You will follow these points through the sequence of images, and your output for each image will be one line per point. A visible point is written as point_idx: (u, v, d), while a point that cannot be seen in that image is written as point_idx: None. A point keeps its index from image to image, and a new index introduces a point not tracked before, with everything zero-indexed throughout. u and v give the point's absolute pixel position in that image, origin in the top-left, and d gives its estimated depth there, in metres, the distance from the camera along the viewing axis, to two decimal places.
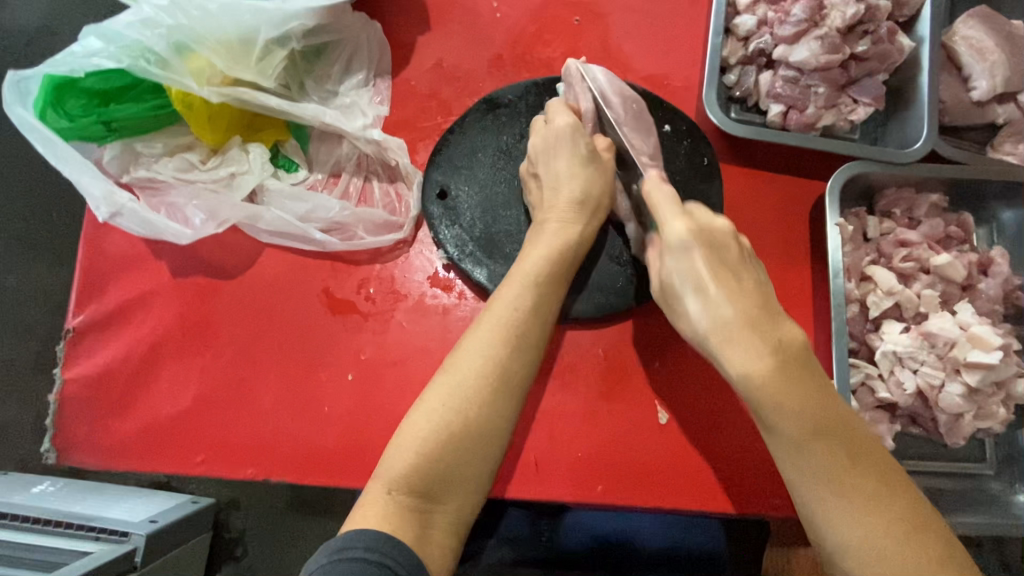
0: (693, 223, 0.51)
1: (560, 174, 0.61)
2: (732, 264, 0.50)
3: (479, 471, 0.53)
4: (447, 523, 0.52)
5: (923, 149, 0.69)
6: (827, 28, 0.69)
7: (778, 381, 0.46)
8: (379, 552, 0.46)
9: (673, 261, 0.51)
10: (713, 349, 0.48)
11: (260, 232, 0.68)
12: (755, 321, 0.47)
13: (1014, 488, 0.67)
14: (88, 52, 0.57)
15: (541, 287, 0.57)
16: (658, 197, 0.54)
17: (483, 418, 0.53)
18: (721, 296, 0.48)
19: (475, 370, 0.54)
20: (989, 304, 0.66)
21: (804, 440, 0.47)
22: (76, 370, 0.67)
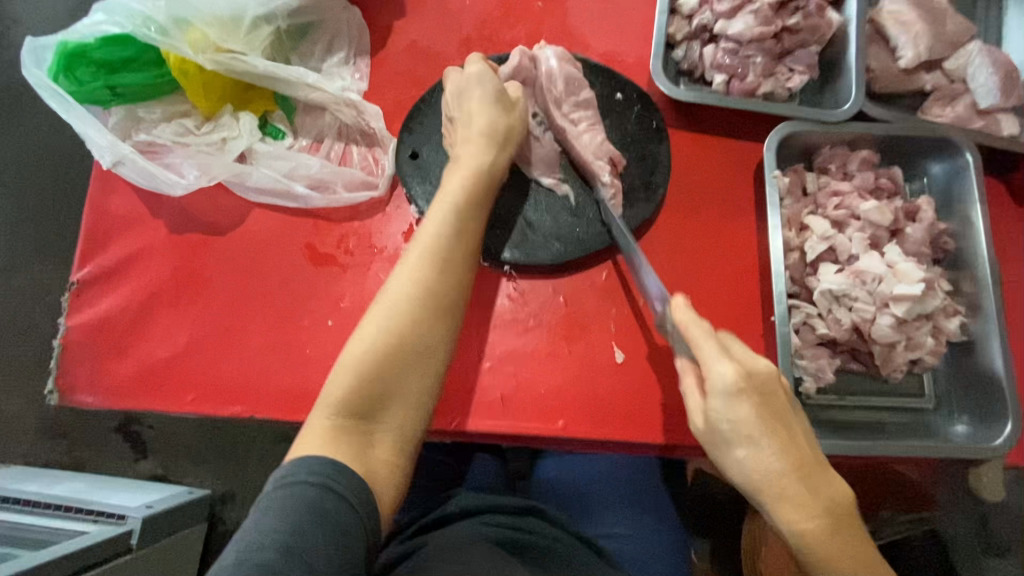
0: (742, 368, 0.52)
1: (472, 110, 0.69)
2: (780, 413, 0.53)
3: (418, 392, 0.59)
4: (388, 441, 0.57)
5: (852, 109, 0.75)
6: (760, 3, 0.77)
7: (829, 543, 0.51)
8: (322, 476, 0.50)
9: (722, 415, 0.53)
10: (764, 506, 0.53)
11: (248, 191, 0.75)
12: (806, 479, 0.52)
13: (952, 419, 0.72)
14: (96, 22, 0.66)
15: (462, 219, 0.64)
16: (695, 331, 0.56)
17: (413, 335, 0.59)
18: (774, 454, 0.52)
19: (406, 294, 0.60)
20: (916, 246, 0.72)
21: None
22: (79, 318, 0.73)
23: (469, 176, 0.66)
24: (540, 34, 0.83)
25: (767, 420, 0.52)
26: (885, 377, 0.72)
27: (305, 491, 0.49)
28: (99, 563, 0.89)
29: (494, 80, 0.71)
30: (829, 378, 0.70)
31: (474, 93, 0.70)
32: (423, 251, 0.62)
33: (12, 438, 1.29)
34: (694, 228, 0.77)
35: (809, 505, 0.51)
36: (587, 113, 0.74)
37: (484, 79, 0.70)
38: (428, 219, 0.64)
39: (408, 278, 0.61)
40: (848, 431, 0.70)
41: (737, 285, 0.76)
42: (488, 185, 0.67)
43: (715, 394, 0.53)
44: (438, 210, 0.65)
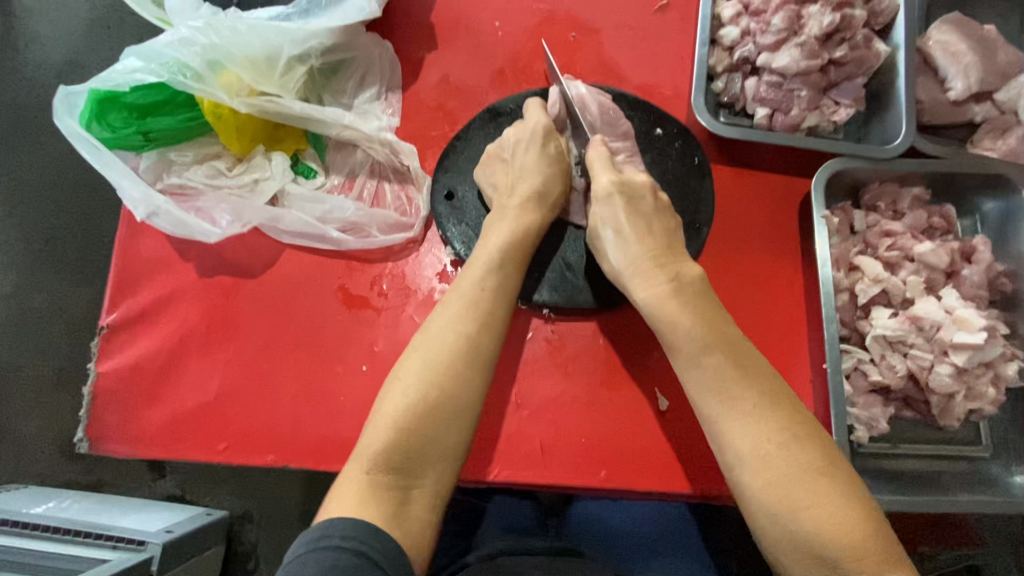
0: (618, 179, 0.66)
1: (526, 164, 0.68)
2: (645, 212, 0.66)
3: (455, 449, 0.57)
4: (424, 498, 0.55)
5: (903, 144, 0.73)
6: (805, 36, 0.74)
7: (672, 300, 0.61)
8: (355, 540, 0.49)
9: (601, 215, 0.66)
10: (626, 280, 0.64)
11: (281, 234, 0.73)
12: (656, 258, 0.63)
13: (1011, 469, 0.69)
14: (130, 69, 0.64)
15: (504, 270, 0.64)
16: (596, 160, 0.68)
17: (454, 391, 0.57)
18: (632, 237, 0.64)
19: (447, 346, 0.59)
20: (974, 289, 0.69)
21: (696, 349, 0.58)
22: (108, 364, 0.71)
23: (515, 229, 0.65)
24: (575, 66, 0.81)
25: (631, 213, 0.65)
26: (940, 425, 0.69)
27: (338, 558, 0.47)
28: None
29: (552, 133, 0.70)
30: (883, 428, 0.68)
31: (529, 147, 0.69)
32: (462, 302, 0.62)
33: (28, 460, 1.27)
34: (739, 268, 0.75)
35: (656, 273, 0.63)
36: (627, 143, 0.72)
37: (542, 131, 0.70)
38: (468, 271, 0.64)
39: (448, 329, 0.60)
40: (902, 483, 0.67)
41: (784, 328, 0.73)
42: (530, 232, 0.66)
43: (597, 200, 0.67)
44: (477, 256, 0.65)
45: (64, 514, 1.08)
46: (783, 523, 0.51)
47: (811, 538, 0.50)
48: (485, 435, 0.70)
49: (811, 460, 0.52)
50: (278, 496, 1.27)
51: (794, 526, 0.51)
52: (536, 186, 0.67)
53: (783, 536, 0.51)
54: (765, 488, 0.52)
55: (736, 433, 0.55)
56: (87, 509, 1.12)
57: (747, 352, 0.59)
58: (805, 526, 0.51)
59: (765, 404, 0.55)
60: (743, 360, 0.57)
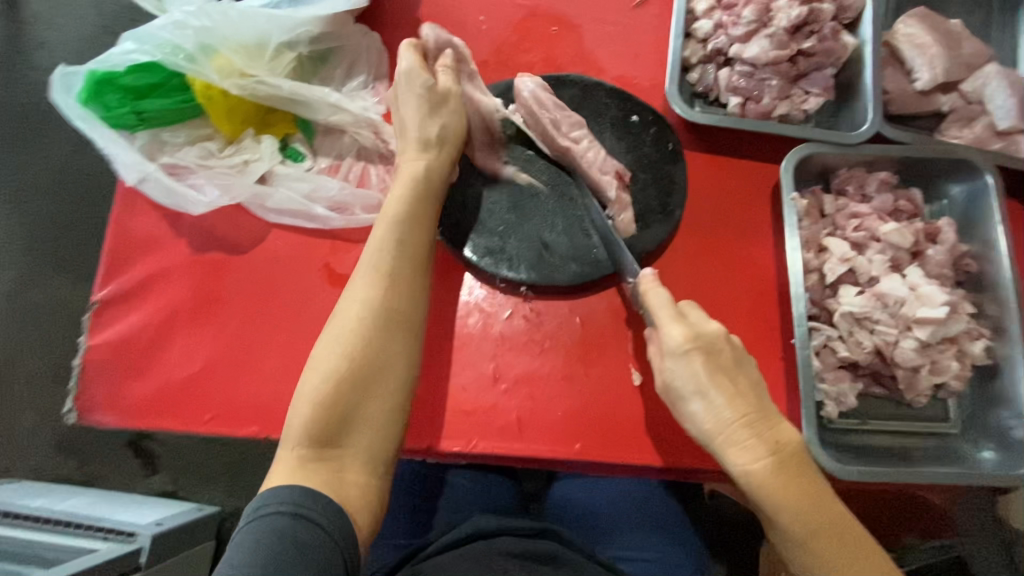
0: (691, 332, 0.60)
1: (409, 123, 0.70)
2: (727, 368, 0.60)
3: (380, 408, 0.59)
4: (357, 464, 0.57)
5: (869, 131, 0.75)
6: (775, 27, 0.77)
7: (774, 484, 0.56)
8: (293, 505, 0.52)
9: (674, 367, 0.60)
10: (716, 451, 0.59)
11: (268, 212, 0.75)
12: (750, 423, 0.58)
13: (979, 445, 0.70)
14: (125, 51, 0.69)
15: (407, 233, 0.65)
16: (656, 301, 0.63)
17: (367, 357, 0.59)
18: (722, 402, 0.58)
19: (351, 315, 0.61)
20: (938, 268, 0.71)
21: (798, 538, 0.56)
22: (99, 337, 0.73)
23: (426, 204, 0.68)
24: (556, 58, 0.85)
25: (712, 371, 0.59)
26: (908, 401, 0.71)
27: (278, 523, 0.51)
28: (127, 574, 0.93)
29: (427, 86, 0.70)
30: (851, 403, 0.69)
31: (407, 89, 0.71)
32: (369, 274, 0.63)
33: (21, 453, 1.29)
34: (712, 249, 0.77)
35: (751, 444, 0.57)
36: (584, 130, 0.73)
37: (415, 74, 0.70)
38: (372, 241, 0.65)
39: (362, 299, 0.61)
40: (872, 458, 0.69)
41: (754, 307, 0.75)
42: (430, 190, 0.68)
43: (669, 356, 0.61)
44: (387, 226, 0.65)
45: (56, 506, 1.09)
46: None
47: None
48: (464, 408, 0.71)
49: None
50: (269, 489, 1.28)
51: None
52: (416, 133, 0.70)
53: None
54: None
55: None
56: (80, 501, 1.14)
57: (835, 517, 0.57)
58: None
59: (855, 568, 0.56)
60: (836, 533, 0.56)
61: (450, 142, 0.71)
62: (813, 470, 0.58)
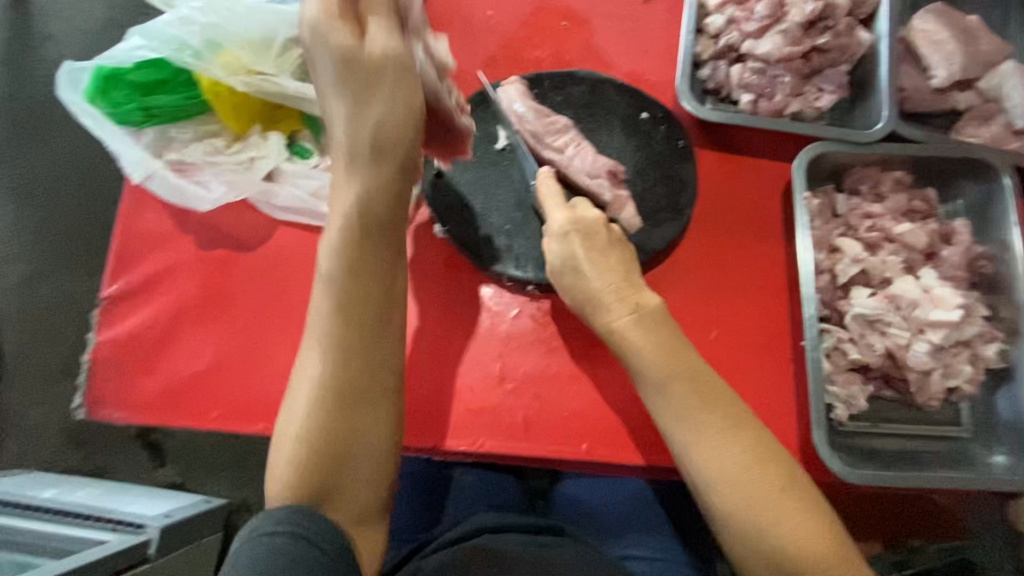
0: (571, 216, 0.69)
1: (340, 114, 0.62)
2: (602, 244, 0.68)
3: (365, 471, 0.60)
4: (350, 515, 0.59)
5: (884, 129, 0.74)
6: (788, 23, 0.76)
7: (638, 331, 0.64)
8: (291, 525, 0.53)
9: (557, 245, 0.68)
10: (592, 316, 0.67)
11: (275, 210, 0.75)
12: (620, 291, 0.66)
13: (991, 450, 0.69)
14: (134, 48, 0.68)
15: (359, 282, 0.62)
16: (546, 193, 0.71)
17: (332, 426, 0.59)
18: (591, 270, 0.66)
19: (308, 385, 0.60)
20: (953, 269, 0.70)
21: (663, 379, 0.62)
22: (107, 333, 0.74)
23: (388, 246, 0.64)
24: (565, 54, 0.84)
25: (589, 249, 0.67)
26: (919, 404, 0.70)
27: (274, 543, 0.51)
28: (129, 568, 0.92)
29: (353, 57, 0.59)
30: (862, 405, 0.69)
31: (329, 73, 0.60)
32: (319, 338, 0.61)
33: (31, 446, 1.30)
34: (721, 249, 0.76)
35: (622, 305, 0.65)
36: (570, 136, 0.74)
37: (337, 53, 0.59)
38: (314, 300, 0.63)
39: (311, 374, 0.60)
40: (880, 460, 0.68)
41: (764, 308, 0.75)
42: (371, 225, 0.62)
43: (552, 237, 0.69)
44: (324, 288, 0.62)
45: (68, 497, 1.10)
46: (768, 556, 0.55)
47: (793, 557, 0.54)
48: (471, 407, 0.71)
49: (774, 479, 0.57)
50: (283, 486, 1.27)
51: (765, 541, 0.55)
52: (347, 135, 0.62)
53: (769, 563, 0.55)
54: (740, 523, 0.56)
55: (705, 488, 0.58)
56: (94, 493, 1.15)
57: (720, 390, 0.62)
58: (782, 546, 0.54)
59: (733, 430, 0.59)
60: (708, 384, 0.61)
61: (389, 137, 0.61)
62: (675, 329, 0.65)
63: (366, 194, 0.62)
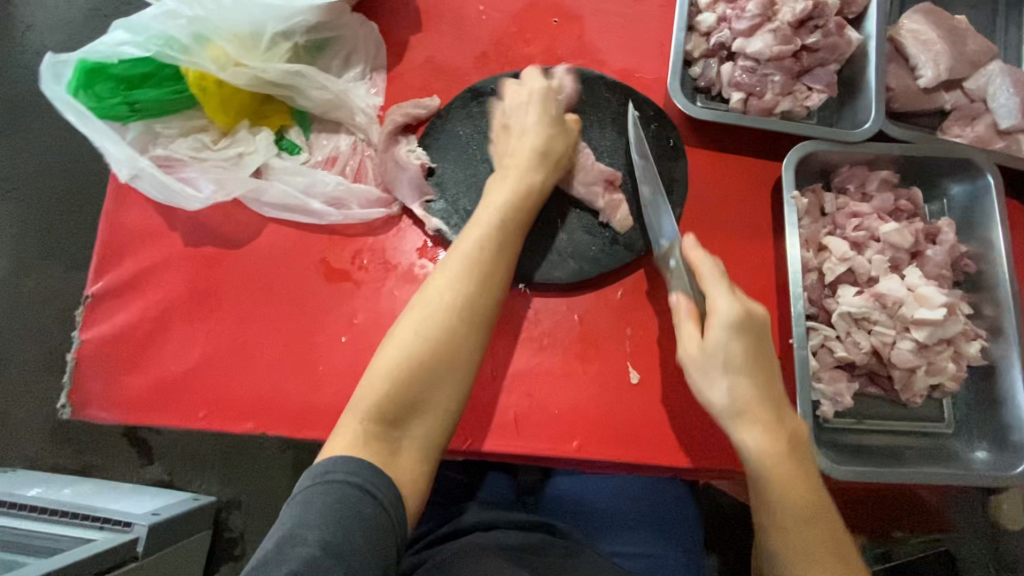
0: (743, 310, 0.61)
1: (528, 125, 0.71)
2: (765, 353, 0.62)
3: (449, 402, 0.59)
4: (412, 450, 0.57)
5: (872, 128, 0.74)
6: (778, 22, 0.76)
7: (787, 461, 0.59)
8: (363, 479, 0.52)
9: (717, 341, 0.60)
10: (731, 424, 0.60)
11: (263, 206, 0.75)
12: (768, 403, 0.60)
13: (972, 445, 0.71)
14: (119, 42, 0.66)
15: (502, 232, 0.65)
16: (708, 270, 0.64)
17: (449, 348, 0.60)
18: (744, 382, 0.60)
19: (443, 303, 0.61)
20: (937, 269, 0.71)
21: (805, 519, 0.57)
22: (92, 332, 0.73)
23: (514, 192, 0.67)
24: (556, 51, 0.83)
25: (751, 356, 0.60)
26: (903, 401, 0.71)
27: (346, 492, 0.51)
28: (114, 567, 0.91)
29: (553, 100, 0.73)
30: (848, 403, 0.70)
31: (540, 103, 0.72)
32: (462, 261, 0.63)
33: (16, 443, 1.28)
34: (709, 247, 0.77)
35: (771, 424, 0.59)
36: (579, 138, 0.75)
37: (550, 103, 0.73)
38: (468, 232, 0.66)
39: (442, 297, 0.62)
40: (865, 457, 0.69)
41: None
42: (533, 196, 0.68)
43: (717, 326, 0.61)
44: (473, 229, 0.66)
45: (58, 496, 1.09)
46: None
47: None
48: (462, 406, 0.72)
49: None
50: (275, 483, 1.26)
51: None
52: (538, 145, 0.70)
53: None
54: None
55: None
56: (83, 492, 1.14)
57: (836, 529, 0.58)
58: None
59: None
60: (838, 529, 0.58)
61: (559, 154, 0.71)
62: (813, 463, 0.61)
63: (527, 184, 0.68)
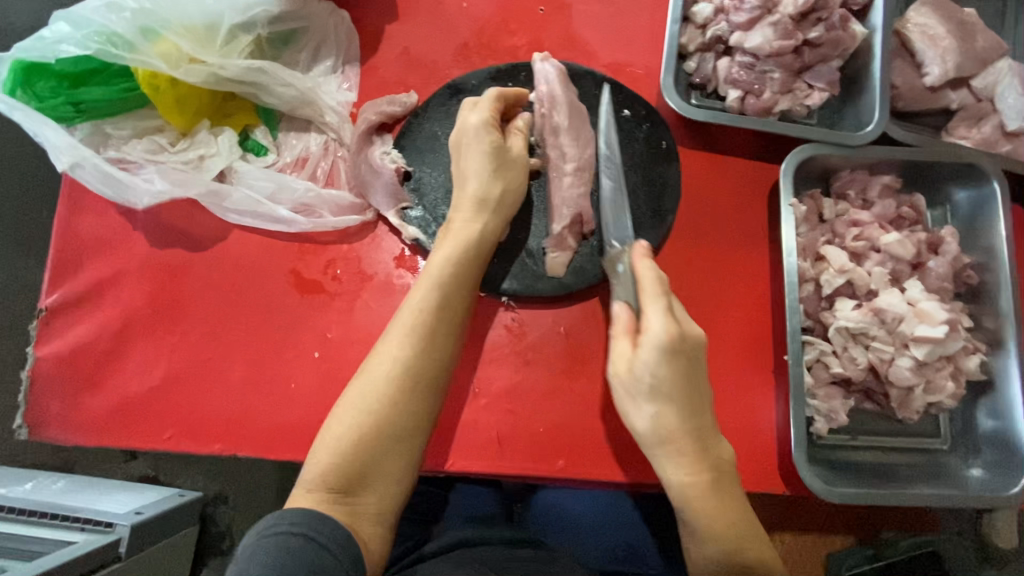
0: (676, 334, 0.57)
1: (466, 169, 0.65)
2: (696, 376, 0.59)
3: (399, 469, 0.57)
4: (372, 513, 0.55)
5: (875, 131, 0.70)
6: (779, 15, 0.71)
7: (707, 491, 0.60)
8: (304, 526, 0.50)
9: (645, 365, 0.58)
10: (653, 451, 0.61)
11: (227, 212, 0.69)
12: (692, 430, 0.59)
13: (968, 462, 0.69)
14: (58, 38, 0.60)
15: (446, 286, 0.61)
16: (648, 281, 0.59)
17: (391, 417, 0.57)
18: (670, 410, 0.59)
19: (383, 372, 0.58)
20: (938, 281, 0.67)
21: (721, 549, 0.59)
22: (47, 347, 0.68)
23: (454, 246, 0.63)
24: (542, 43, 0.78)
25: (679, 381, 0.58)
26: (900, 418, 0.68)
27: (289, 541, 0.49)
28: (98, 569, 0.84)
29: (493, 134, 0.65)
30: (843, 420, 0.67)
31: (475, 138, 0.64)
32: (405, 328, 0.59)
33: None
34: (702, 256, 0.74)
35: (693, 456, 0.60)
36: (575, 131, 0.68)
37: (489, 136, 0.65)
38: (418, 287, 0.62)
39: (388, 363, 0.58)
40: (858, 475, 0.67)
41: (745, 318, 0.73)
42: (481, 251, 0.64)
43: (647, 348, 0.57)
44: (422, 286, 0.62)
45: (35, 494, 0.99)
46: None
47: None
48: (443, 424, 0.69)
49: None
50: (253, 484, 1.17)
51: None
52: (476, 197, 0.64)
53: None
54: None
55: None
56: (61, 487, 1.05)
57: (755, 551, 0.60)
58: None
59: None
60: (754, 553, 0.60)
61: (507, 203, 0.65)
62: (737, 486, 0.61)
63: (469, 235, 0.63)
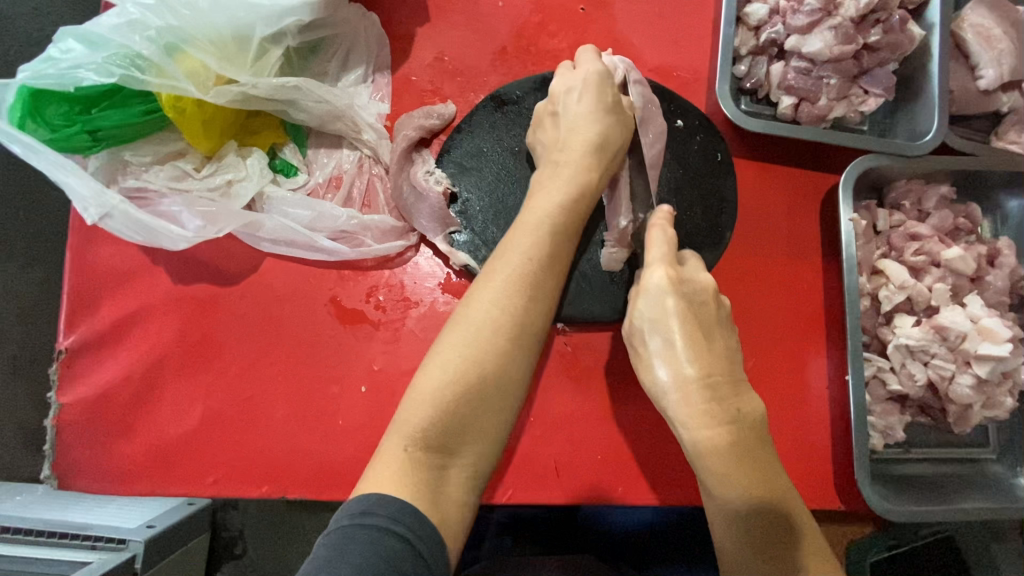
0: (678, 279, 0.56)
1: (578, 114, 0.61)
2: (707, 327, 0.56)
3: (497, 426, 0.52)
4: (461, 479, 0.49)
5: (934, 140, 0.68)
6: (840, 18, 0.67)
7: (727, 449, 0.52)
8: (403, 524, 0.42)
9: (649, 310, 0.56)
10: (666, 405, 0.55)
11: (260, 240, 0.65)
12: (709, 382, 0.53)
13: (1015, 471, 0.68)
14: (74, 61, 0.54)
15: (552, 239, 0.57)
16: (656, 237, 0.58)
17: (499, 370, 0.51)
18: (686, 356, 0.54)
19: (488, 320, 0.53)
20: (997, 295, 0.68)
21: (741, 511, 0.51)
22: (71, 393, 0.64)
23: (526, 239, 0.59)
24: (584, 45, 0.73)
25: (687, 322, 0.54)
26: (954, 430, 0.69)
27: (383, 540, 0.41)
28: None
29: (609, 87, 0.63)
30: (900, 435, 0.67)
31: (599, 89, 0.62)
32: (510, 274, 0.54)
33: None
34: (755, 273, 0.72)
35: (709, 409, 0.53)
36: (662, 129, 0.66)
37: (602, 84, 0.62)
38: (516, 235, 0.57)
39: (491, 314, 0.53)
40: (912, 488, 0.67)
41: (803, 333, 0.72)
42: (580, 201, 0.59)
43: (646, 294, 0.56)
44: (526, 233, 0.57)
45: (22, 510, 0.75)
46: None
47: None
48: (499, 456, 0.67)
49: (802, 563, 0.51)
50: (258, 508, 0.97)
51: None
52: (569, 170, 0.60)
53: None
54: None
55: None
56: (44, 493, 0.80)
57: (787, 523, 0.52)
58: None
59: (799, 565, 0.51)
60: (787, 516, 0.52)
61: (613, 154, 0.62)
62: (768, 451, 0.54)
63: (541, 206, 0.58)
